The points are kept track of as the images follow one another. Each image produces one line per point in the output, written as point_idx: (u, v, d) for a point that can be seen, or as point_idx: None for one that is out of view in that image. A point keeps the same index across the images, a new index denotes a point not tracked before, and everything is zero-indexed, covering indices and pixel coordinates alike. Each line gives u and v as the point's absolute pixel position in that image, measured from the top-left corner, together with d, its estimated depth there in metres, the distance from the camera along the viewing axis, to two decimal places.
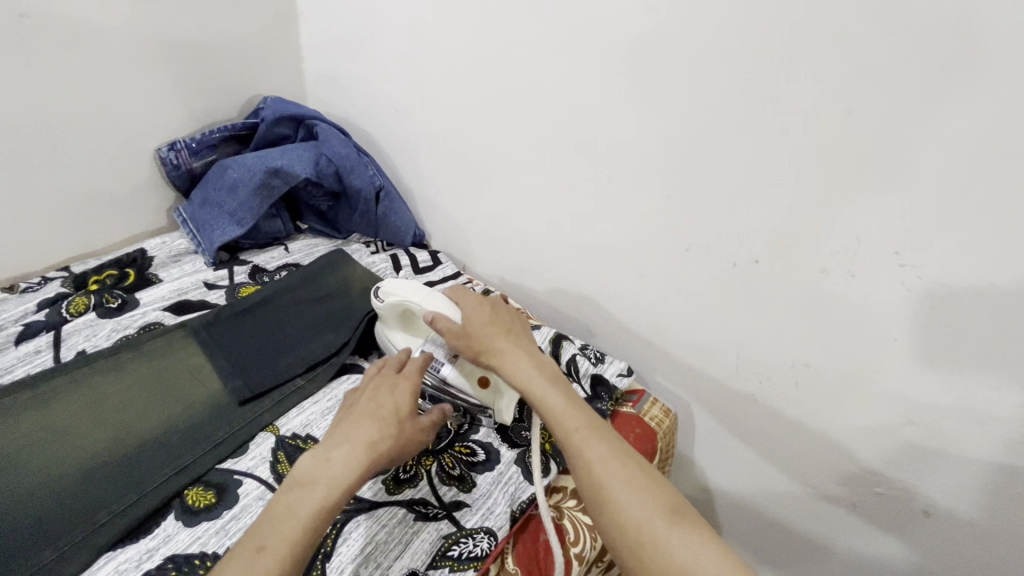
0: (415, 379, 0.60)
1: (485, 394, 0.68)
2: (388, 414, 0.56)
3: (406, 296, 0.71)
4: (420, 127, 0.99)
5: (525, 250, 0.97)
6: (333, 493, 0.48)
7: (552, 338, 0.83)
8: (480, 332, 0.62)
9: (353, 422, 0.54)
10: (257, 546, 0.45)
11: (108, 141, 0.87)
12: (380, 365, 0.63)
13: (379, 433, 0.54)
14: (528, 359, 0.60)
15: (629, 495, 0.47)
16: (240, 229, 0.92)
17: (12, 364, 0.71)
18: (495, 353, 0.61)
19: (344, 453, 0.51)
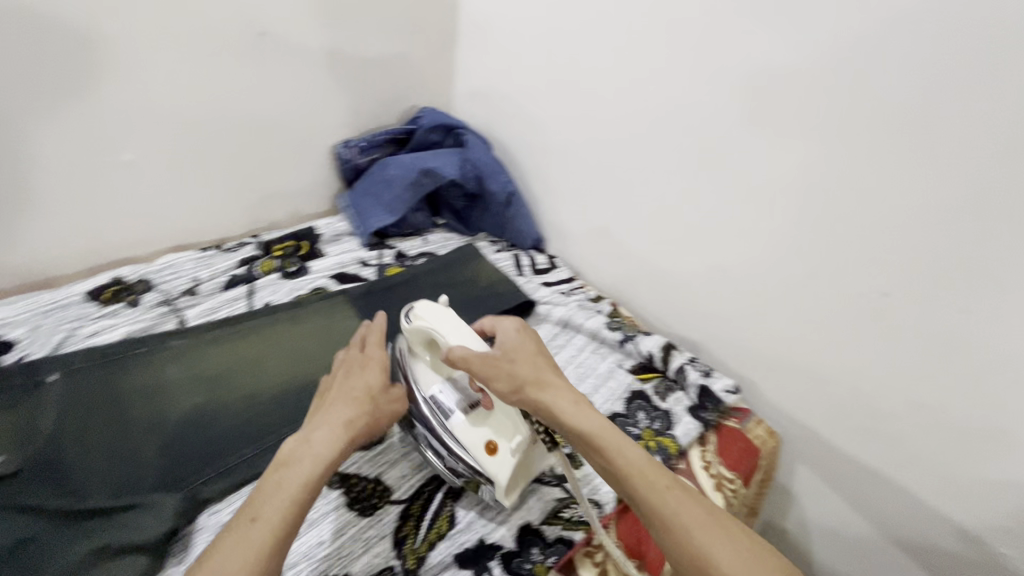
0: (385, 358, 0.62)
1: (491, 462, 0.61)
2: (361, 393, 0.57)
3: (437, 327, 0.64)
4: (555, 142, 1.09)
5: (640, 263, 1.03)
6: (316, 468, 0.50)
7: (663, 346, 0.87)
8: (533, 373, 0.59)
9: (329, 405, 0.56)
10: (253, 516, 0.47)
11: (300, 136, 1.06)
12: (351, 346, 0.63)
13: (354, 411, 0.56)
14: (586, 407, 0.57)
15: (737, 562, 0.47)
16: (391, 218, 1.07)
17: (219, 305, 0.89)
18: (550, 394, 0.58)
19: (324, 434, 0.53)
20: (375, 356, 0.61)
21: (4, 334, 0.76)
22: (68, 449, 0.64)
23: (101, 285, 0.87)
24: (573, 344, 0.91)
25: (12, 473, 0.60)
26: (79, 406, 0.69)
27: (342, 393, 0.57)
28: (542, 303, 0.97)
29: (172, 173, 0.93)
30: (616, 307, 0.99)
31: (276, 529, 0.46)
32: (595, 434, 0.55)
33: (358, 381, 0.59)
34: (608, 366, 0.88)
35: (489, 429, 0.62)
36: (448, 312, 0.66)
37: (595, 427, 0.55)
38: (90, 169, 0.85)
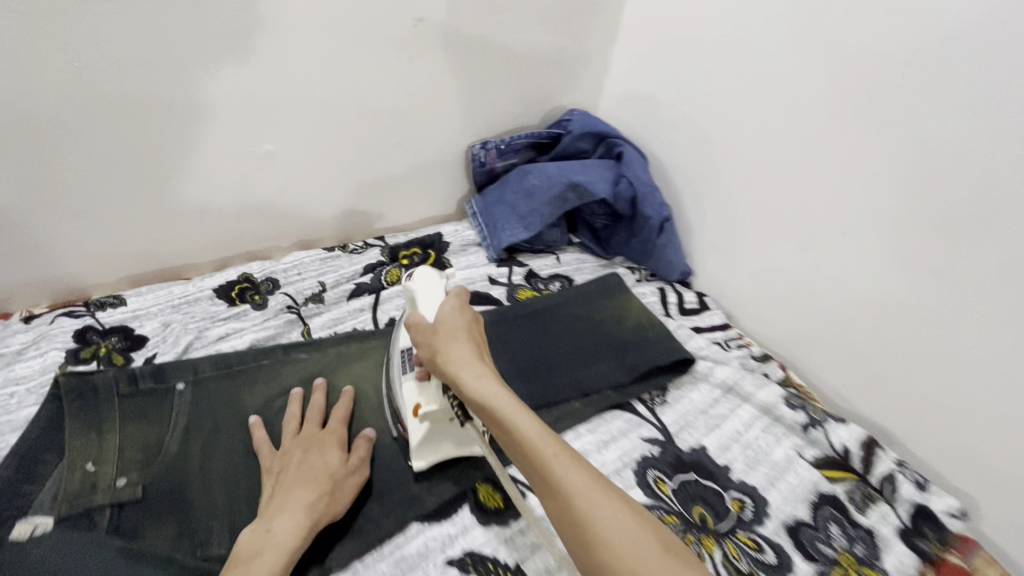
0: (338, 431, 0.62)
1: (411, 419, 0.60)
2: (322, 474, 0.57)
3: (420, 294, 0.63)
4: (728, 165, 0.92)
5: (821, 322, 0.85)
6: (278, 562, 0.49)
7: (863, 441, 0.70)
8: (445, 337, 0.54)
9: (289, 490, 0.55)
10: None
11: (439, 135, 0.96)
12: (292, 407, 0.64)
13: (315, 494, 0.55)
14: (490, 372, 0.51)
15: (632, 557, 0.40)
16: (526, 234, 0.96)
17: (344, 317, 0.82)
18: (451, 362, 0.52)
19: (285, 522, 0.52)
20: (310, 429, 0.62)
21: (137, 327, 0.73)
22: (193, 478, 0.58)
23: (230, 282, 0.82)
24: (738, 416, 0.75)
25: (137, 499, 0.55)
26: (205, 424, 0.63)
27: (300, 476, 0.56)
28: (700, 359, 0.82)
29: (309, 167, 0.87)
30: (788, 373, 0.82)
31: None
32: (494, 411, 0.48)
33: (315, 461, 0.58)
34: (787, 454, 0.71)
35: (424, 392, 0.60)
36: (440, 286, 0.64)
37: (498, 397, 0.49)
38: (232, 159, 0.79)
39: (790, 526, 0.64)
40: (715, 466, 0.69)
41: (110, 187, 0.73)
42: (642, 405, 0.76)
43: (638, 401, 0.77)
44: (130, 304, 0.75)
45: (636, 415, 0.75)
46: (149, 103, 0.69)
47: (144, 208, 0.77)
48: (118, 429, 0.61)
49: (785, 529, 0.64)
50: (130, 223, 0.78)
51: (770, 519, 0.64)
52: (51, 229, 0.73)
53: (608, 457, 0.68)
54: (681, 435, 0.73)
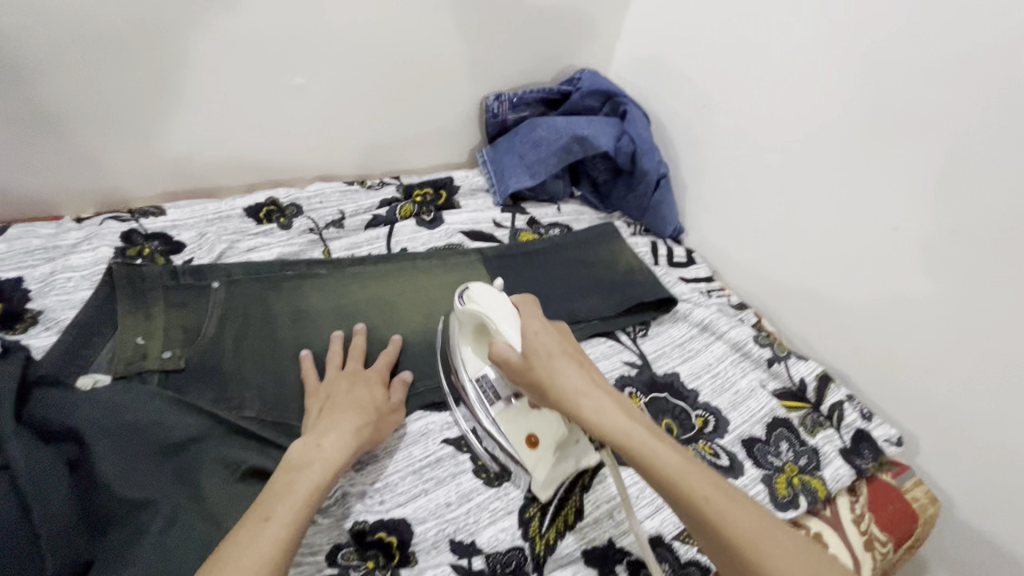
0: (380, 372, 0.67)
1: (530, 454, 0.60)
2: (367, 404, 0.60)
3: (492, 315, 0.61)
4: (725, 129, 0.99)
5: (796, 277, 0.93)
6: (325, 471, 0.52)
7: (818, 375, 0.78)
8: (547, 362, 0.55)
9: (335, 413, 0.58)
10: (269, 512, 0.46)
11: (457, 84, 1.02)
12: (335, 345, 0.69)
13: (360, 418, 0.59)
14: (612, 403, 0.52)
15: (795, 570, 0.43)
16: (531, 181, 1.03)
17: (361, 242, 0.90)
18: (563, 391, 0.53)
19: (334, 438, 0.55)
20: (354, 367, 0.67)
21: (176, 234, 0.81)
22: (226, 359, 0.67)
23: (259, 204, 0.89)
24: (711, 350, 0.84)
25: (180, 368, 0.64)
26: (237, 317, 0.72)
27: (348, 405, 0.60)
28: (681, 301, 0.90)
29: (335, 104, 0.94)
30: (761, 319, 0.90)
31: (293, 524, 0.46)
32: (620, 438, 0.50)
33: (360, 395, 0.62)
34: (750, 384, 0.80)
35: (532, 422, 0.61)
36: (501, 295, 0.63)
37: (624, 428, 0.50)
38: (265, 88, 0.86)
39: (745, 441, 0.72)
40: (684, 388, 0.78)
41: (155, 103, 0.80)
42: (625, 335, 0.85)
43: (622, 331, 0.85)
44: (168, 215, 0.83)
45: (618, 342, 0.83)
46: (196, 26, 0.75)
47: (183, 127, 0.84)
48: (162, 315, 0.69)
49: (741, 442, 0.72)
50: (170, 139, 0.85)
51: (728, 433, 0.73)
52: (99, 138, 0.80)
53: None
54: (657, 362, 0.82)
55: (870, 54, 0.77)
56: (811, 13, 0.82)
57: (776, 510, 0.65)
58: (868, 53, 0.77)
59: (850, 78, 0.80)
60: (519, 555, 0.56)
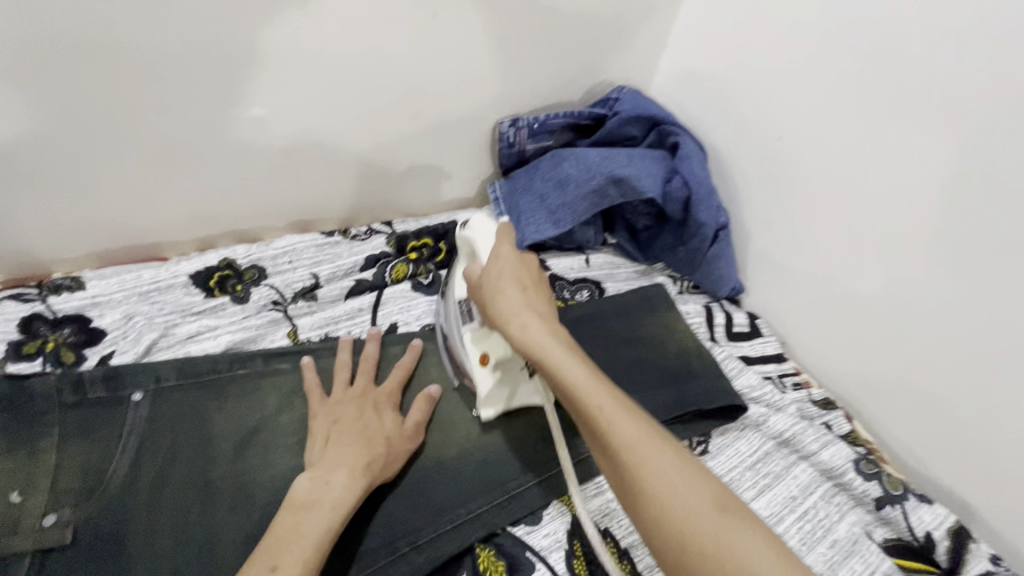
0: (392, 393, 0.59)
1: (478, 370, 0.59)
2: (376, 434, 0.54)
3: (480, 244, 0.59)
4: (805, 171, 0.77)
5: (902, 370, 0.71)
6: (334, 516, 0.47)
7: (951, 529, 0.57)
8: (496, 287, 0.52)
9: (340, 444, 0.52)
10: (273, 566, 0.43)
11: (463, 109, 0.82)
12: (342, 355, 0.61)
13: (369, 453, 0.52)
14: (541, 323, 0.49)
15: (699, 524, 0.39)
16: (554, 231, 0.82)
17: (339, 318, 0.70)
18: (496, 305, 0.51)
19: (343, 476, 0.50)
20: (363, 383, 0.59)
21: (95, 318, 0.63)
22: (135, 522, 0.48)
23: (210, 267, 0.70)
24: (794, 478, 0.63)
25: (66, 544, 0.46)
26: (162, 445, 0.53)
27: (355, 433, 0.54)
28: (751, 402, 0.70)
29: (307, 139, 0.74)
30: (854, 426, 0.70)
31: None
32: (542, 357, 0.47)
33: (371, 420, 0.55)
34: (851, 531, 0.59)
35: (493, 343, 0.59)
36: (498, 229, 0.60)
37: (546, 346, 0.47)
38: (211, 123, 0.67)
39: None
40: None
41: (68, 147, 0.61)
42: None
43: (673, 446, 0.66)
44: (90, 289, 0.64)
45: None
46: (110, 49, 0.56)
47: (109, 175, 0.66)
48: (55, 452, 0.50)
49: None
50: (92, 192, 0.66)
51: None
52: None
53: None
54: None
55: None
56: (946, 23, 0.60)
57: None
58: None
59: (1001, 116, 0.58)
60: None
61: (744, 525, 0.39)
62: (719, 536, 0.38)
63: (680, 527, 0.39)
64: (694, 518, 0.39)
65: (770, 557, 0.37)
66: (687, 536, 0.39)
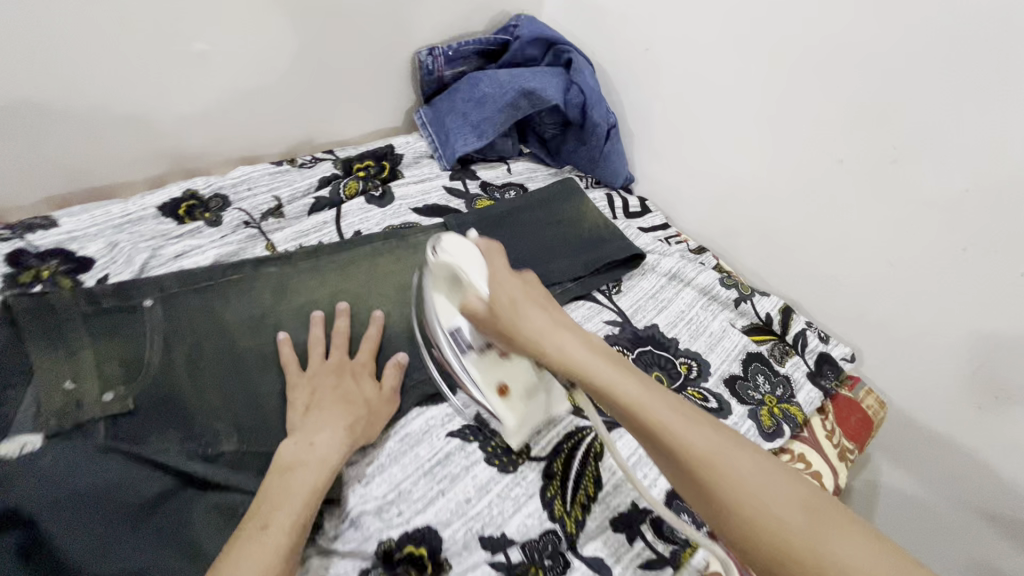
0: (367, 361, 0.65)
1: (498, 404, 0.57)
2: (356, 400, 0.60)
3: (464, 265, 0.54)
4: (668, 73, 0.97)
5: (749, 219, 0.96)
6: (321, 471, 0.53)
7: (782, 308, 0.84)
8: (510, 310, 0.50)
9: (321, 412, 0.58)
10: (265, 523, 0.47)
11: (383, 40, 0.91)
12: (316, 330, 0.65)
13: (351, 414, 0.58)
14: (575, 342, 0.49)
15: (797, 521, 0.40)
16: (479, 143, 0.96)
17: (308, 230, 0.80)
18: (526, 330, 0.49)
19: (326, 436, 0.55)
20: (339, 356, 0.64)
21: (78, 249, 0.67)
22: (184, 390, 0.58)
23: (175, 199, 0.76)
24: (682, 298, 0.86)
25: (129, 411, 0.55)
26: (184, 336, 0.62)
27: (338, 399, 0.59)
28: (648, 252, 0.92)
29: (244, 71, 0.80)
30: (719, 261, 0.94)
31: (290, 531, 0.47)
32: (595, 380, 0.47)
33: (349, 389, 0.60)
34: (721, 325, 0.83)
35: (505, 370, 0.56)
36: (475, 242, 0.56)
37: (596, 372, 0.47)
38: (159, 62, 0.73)
39: (727, 379, 0.76)
40: (664, 338, 0.81)
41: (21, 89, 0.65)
42: (601, 294, 0.85)
43: (597, 291, 0.86)
44: (63, 226, 0.69)
45: (598, 304, 0.84)
46: None
47: (61, 117, 0.69)
48: (89, 350, 0.58)
49: (725, 382, 0.76)
50: (48, 137, 0.70)
51: (711, 376, 0.77)
52: None
53: None
54: (636, 316, 0.83)
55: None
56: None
57: (765, 441, 0.70)
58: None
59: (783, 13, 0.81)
60: (552, 538, 0.55)
61: (828, 521, 0.40)
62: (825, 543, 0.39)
63: (774, 530, 0.40)
64: (776, 512, 0.40)
65: (855, 537, 0.39)
66: (770, 528, 0.40)
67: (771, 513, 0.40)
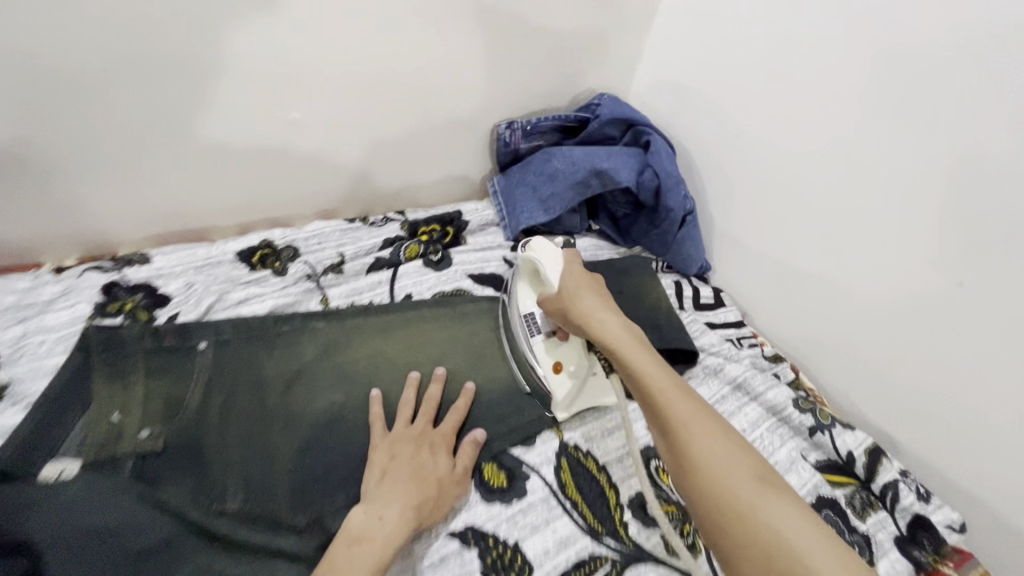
0: (447, 435, 0.64)
1: (554, 377, 0.69)
2: (429, 477, 0.58)
3: (545, 262, 0.68)
4: (760, 164, 0.90)
5: (841, 332, 0.85)
6: (384, 551, 0.51)
7: (869, 448, 0.70)
8: (573, 291, 0.65)
9: (392, 482, 0.57)
10: None
11: (467, 114, 0.93)
12: (408, 394, 0.66)
13: (422, 493, 0.57)
14: (611, 320, 0.61)
15: (741, 481, 0.44)
16: (545, 217, 0.95)
17: (362, 289, 0.83)
18: (578, 303, 0.64)
19: (394, 513, 0.54)
20: (421, 425, 0.64)
21: (161, 285, 0.75)
22: (209, 437, 0.60)
23: (253, 246, 0.83)
24: (745, 414, 0.75)
25: (157, 451, 0.58)
26: (223, 383, 0.65)
27: (411, 472, 0.58)
28: (710, 354, 0.83)
29: (334, 143, 0.85)
30: (798, 375, 0.83)
31: None
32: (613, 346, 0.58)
33: (426, 463, 0.60)
34: (789, 455, 0.72)
35: (562, 352, 0.69)
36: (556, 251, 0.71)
37: (616, 341, 0.59)
38: (259, 128, 0.77)
39: None
40: None
41: (137, 145, 0.71)
42: None
43: None
44: (154, 263, 0.77)
45: None
46: (183, 62, 0.66)
47: (171, 171, 0.76)
48: (142, 384, 0.62)
49: None
50: (157, 185, 0.76)
51: None
52: (81, 190, 0.72)
53: (613, 443, 0.69)
54: None
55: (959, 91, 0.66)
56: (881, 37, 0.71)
57: None
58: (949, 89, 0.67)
59: (921, 116, 0.69)
60: None
61: (772, 492, 0.44)
62: (734, 484, 0.44)
63: (718, 486, 0.45)
64: (728, 476, 0.45)
65: (805, 522, 0.42)
66: (716, 486, 0.45)
67: (717, 469, 0.46)
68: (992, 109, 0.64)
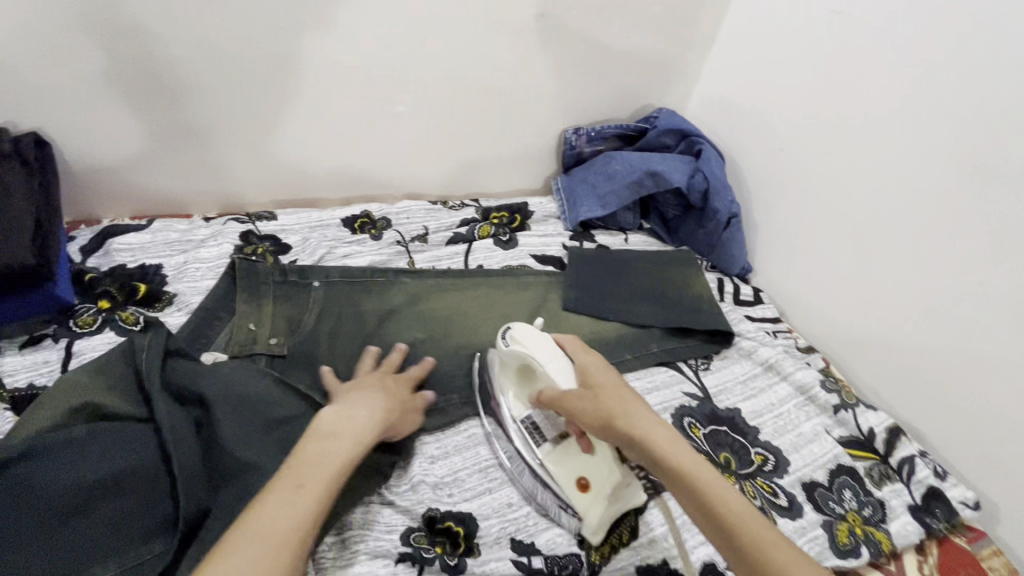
0: (407, 380, 0.71)
1: (581, 497, 0.64)
2: (392, 398, 0.65)
3: (536, 354, 0.67)
4: (802, 174, 0.99)
5: (872, 329, 0.91)
6: (350, 445, 0.55)
7: (890, 427, 0.78)
8: (616, 396, 0.59)
9: (359, 395, 0.62)
10: (297, 480, 0.49)
11: (540, 118, 1.08)
12: (367, 359, 0.72)
13: (385, 405, 0.63)
14: (669, 433, 0.56)
15: None
16: (602, 211, 1.07)
17: (442, 257, 0.97)
18: (628, 413, 0.57)
19: (361, 415, 0.59)
20: (382, 371, 0.70)
21: (284, 237, 0.92)
22: (321, 350, 0.75)
23: (354, 216, 0.99)
24: (775, 391, 0.83)
25: (283, 355, 0.73)
26: (332, 312, 0.80)
27: (377, 390, 0.65)
28: (746, 339, 0.91)
29: (429, 133, 1.01)
30: (829, 365, 0.90)
31: (317, 500, 0.49)
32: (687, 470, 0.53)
33: (389, 390, 0.67)
34: (814, 428, 0.79)
35: (583, 466, 0.66)
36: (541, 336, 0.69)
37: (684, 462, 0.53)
38: (373, 115, 0.94)
39: (807, 483, 0.72)
40: (745, 424, 0.79)
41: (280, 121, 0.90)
42: (687, 366, 0.87)
43: (684, 362, 0.87)
44: (279, 219, 0.94)
45: (679, 372, 0.85)
46: (325, 57, 0.85)
47: (300, 145, 0.94)
48: (271, 305, 0.78)
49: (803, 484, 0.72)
50: (288, 157, 0.95)
51: (790, 474, 0.73)
52: (233, 154, 0.91)
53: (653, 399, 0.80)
54: (719, 396, 0.83)
55: (983, 107, 0.75)
56: (910, 62, 0.81)
57: (835, 555, 0.65)
58: (973, 106, 0.76)
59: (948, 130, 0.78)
60: (575, 559, 0.62)
61: None
62: None
63: None
64: None
65: None
66: None
67: None
68: (1011, 124, 0.72)
